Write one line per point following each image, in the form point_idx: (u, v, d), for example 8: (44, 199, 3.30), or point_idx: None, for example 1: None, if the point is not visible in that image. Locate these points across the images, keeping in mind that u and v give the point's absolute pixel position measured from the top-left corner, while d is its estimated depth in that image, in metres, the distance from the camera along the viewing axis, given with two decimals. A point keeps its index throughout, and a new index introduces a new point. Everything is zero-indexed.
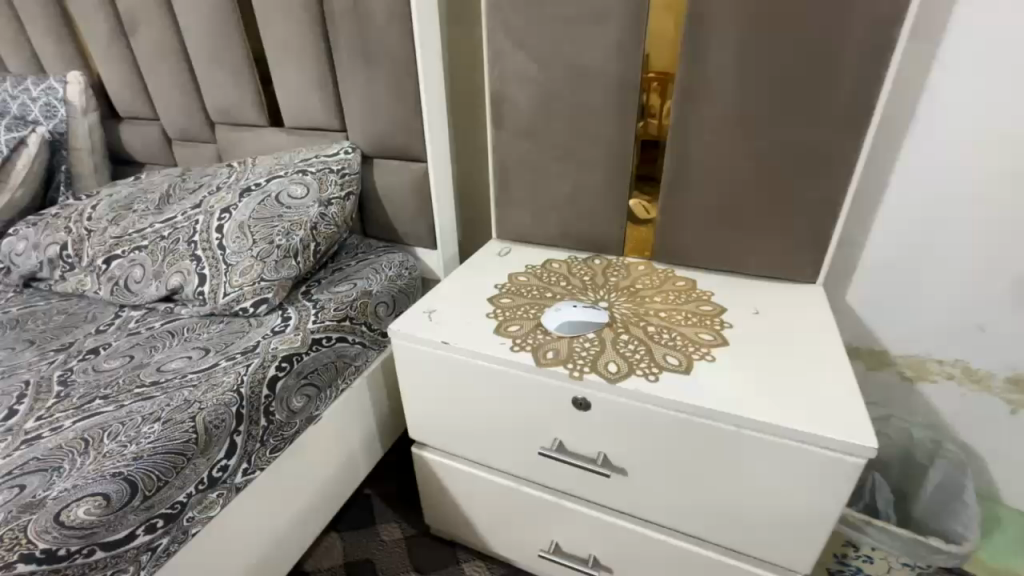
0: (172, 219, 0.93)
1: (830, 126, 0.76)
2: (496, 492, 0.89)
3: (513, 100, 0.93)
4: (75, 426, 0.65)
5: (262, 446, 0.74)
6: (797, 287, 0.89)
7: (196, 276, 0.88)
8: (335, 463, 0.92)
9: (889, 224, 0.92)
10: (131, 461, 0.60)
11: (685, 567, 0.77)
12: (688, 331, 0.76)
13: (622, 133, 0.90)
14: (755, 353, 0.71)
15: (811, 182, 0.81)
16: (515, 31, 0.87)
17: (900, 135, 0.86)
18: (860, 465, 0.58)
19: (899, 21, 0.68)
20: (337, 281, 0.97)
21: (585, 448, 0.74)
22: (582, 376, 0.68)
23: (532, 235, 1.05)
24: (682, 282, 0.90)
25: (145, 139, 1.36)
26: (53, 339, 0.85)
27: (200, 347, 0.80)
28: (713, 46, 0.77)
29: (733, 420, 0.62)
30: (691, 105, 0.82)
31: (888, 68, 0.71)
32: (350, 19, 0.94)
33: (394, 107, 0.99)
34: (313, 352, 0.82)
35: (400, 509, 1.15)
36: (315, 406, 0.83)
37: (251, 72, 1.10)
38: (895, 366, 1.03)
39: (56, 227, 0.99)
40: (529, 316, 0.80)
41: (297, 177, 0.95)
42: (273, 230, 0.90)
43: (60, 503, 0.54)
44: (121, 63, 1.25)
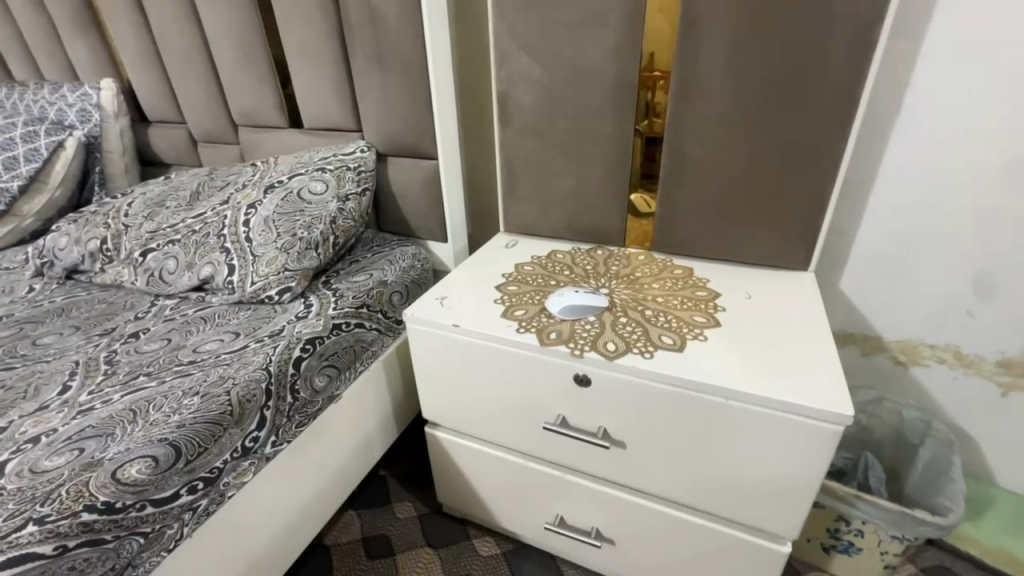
0: (203, 215, 1.00)
1: (817, 120, 0.81)
2: (504, 469, 0.95)
3: (518, 100, 0.99)
4: (123, 398, 0.72)
5: (289, 421, 0.81)
6: (789, 274, 0.93)
7: (226, 267, 0.95)
8: (354, 441, 0.98)
9: (879, 213, 0.96)
10: (175, 428, 0.66)
11: (681, 536, 0.82)
12: (683, 314, 0.81)
13: (621, 130, 0.95)
14: (745, 334, 0.76)
15: (800, 173, 0.85)
16: (520, 35, 0.93)
17: (887, 128, 0.90)
18: (839, 432, 0.62)
19: (880, 20, 0.73)
20: (354, 272, 1.04)
21: (586, 423, 0.80)
22: (582, 354, 0.74)
23: (538, 228, 1.11)
24: (679, 270, 0.95)
25: (172, 141, 1.44)
26: (97, 325, 0.93)
27: (231, 331, 0.87)
28: (706, 46, 0.82)
29: (722, 393, 0.67)
30: (685, 103, 0.87)
31: (872, 64, 0.76)
32: (365, 26, 1.00)
33: (406, 108, 1.05)
34: (333, 336, 0.89)
35: (414, 489, 1.22)
36: (335, 386, 0.89)
37: (272, 77, 1.18)
38: (889, 351, 1.07)
39: (95, 223, 1.06)
40: (534, 301, 0.86)
41: (317, 174, 1.02)
42: (296, 224, 0.96)
43: (115, 463, 0.60)
44: (151, 70, 1.33)
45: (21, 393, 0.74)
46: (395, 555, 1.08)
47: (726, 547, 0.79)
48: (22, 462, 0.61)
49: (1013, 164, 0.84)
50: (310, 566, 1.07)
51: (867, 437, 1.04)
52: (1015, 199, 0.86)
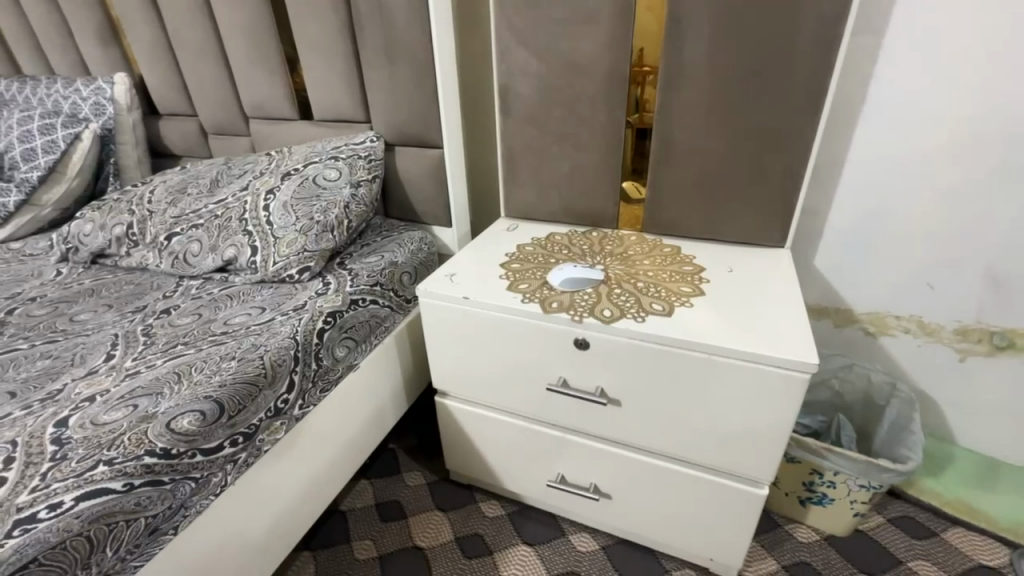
0: (224, 201, 1.07)
1: (790, 109, 0.90)
2: (509, 432, 1.03)
3: (519, 92, 1.07)
4: (166, 363, 0.79)
5: (314, 386, 0.88)
6: (768, 251, 1.03)
7: (249, 248, 1.02)
8: (369, 409, 1.06)
9: (848, 195, 1.06)
10: (218, 387, 0.73)
11: (671, 485, 0.91)
12: (672, 285, 0.90)
13: (613, 119, 1.03)
14: (727, 301, 0.85)
15: (776, 157, 0.94)
16: (520, 32, 1.01)
17: (854, 116, 0.99)
18: (807, 379, 0.71)
19: (843, 18, 0.82)
20: (366, 254, 1.11)
21: (585, 384, 0.88)
22: (582, 319, 0.82)
23: (537, 212, 1.19)
24: (668, 248, 1.04)
25: (183, 133, 1.49)
26: (128, 303, 0.99)
27: (257, 306, 0.94)
28: (689, 42, 0.90)
29: (705, 348, 0.75)
30: (672, 94, 0.96)
31: (837, 58, 0.85)
32: (375, 23, 1.07)
33: (413, 100, 1.12)
34: (351, 310, 0.96)
35: (422, 459, 1.30)
36: (353, 357, 0.97)
37: (284, 71, 1.24)
38: (859, 322, 1.17)
39: (120, 210, 1.12)
40: (536, 276, 0.94)
41: (331, 162, 1.09)
42: (313, 208, 1.03)
43: (169, 415, 0.68)
44: (164, 64, 1.39)
45: (69, 361, 0.81)
46: (407, 518, 1.16)
47: (711, 493, 0.88)
48: (83, 416, 0.68)
49: (964, 147, 0.94)
50: (327, 529, 1.15)
51: (839, 401, 1.14)
52: (966, 179, 0.96)
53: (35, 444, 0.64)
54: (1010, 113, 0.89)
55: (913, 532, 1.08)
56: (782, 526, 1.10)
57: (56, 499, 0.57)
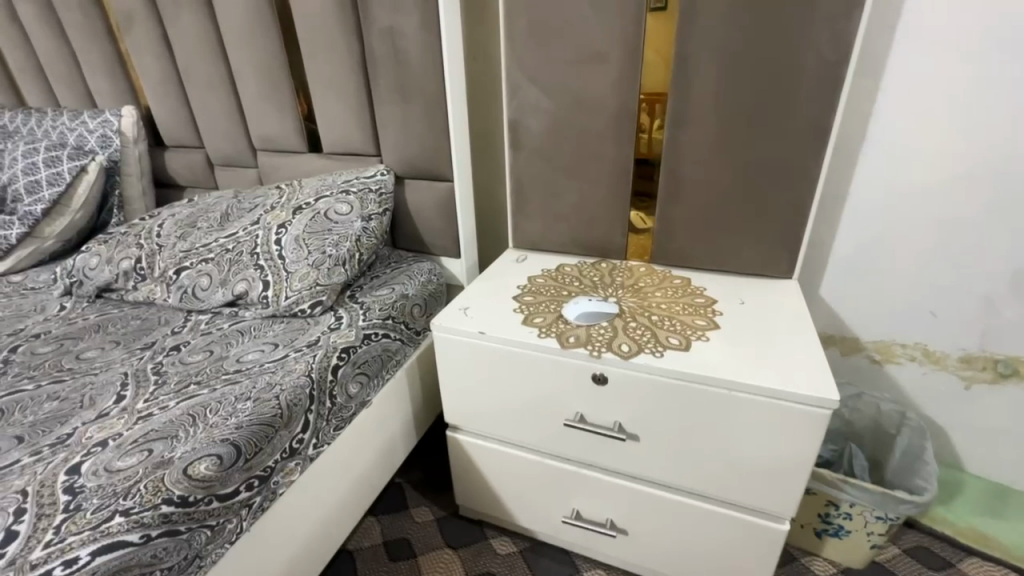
0: (235, 235, 1.07)
1: (795, 147, 0.93)
2: (523, 467, 1.02)
3: (529, 128, 1.09)
4: (179, 405, 0.77)
5: (328, 424, 0.87)
6: (776, 282, 1.04)
7: (260, 282, 1.01)
8: (380, 445, 1.04)
9: (851, 227, 1.08)
10: (234, 430, 0.72)
11: (691, 521, 0.90)
12: (686, 318, 0.91)
13: (622, 154, 1.05)
14: (742, 335, 0.86)
15: (782, 192, 0.97)
16: (531, 71, 1.04)
17: (854, 150, 1.02)
18: (828, 415, 0.72)
19: (845, 62, 0.85)
20: (377, 286, 1.11)
21: (603, 419, 0.88)
22: (600, 355, 0.82)
23: (545, 243, 1.20)
24: (678, 280, 1.05)
25: (189, 164, 1.50)
26: (135, 340, 0.97)
27: (270, 342, 0.93)
28: (695, 81, 0.93)
29: (725, 384, 0.76)
30: (679, 131, 0.98)
31: (840, 99, 0.88)
32: (388, 62, 1.09)
33: (424, 135, 1.14)
34: (364, 345, 0.96)
35: (430, 494, 1.27)
36: (366, 393, 0.96)
37: (295, 105, 1.26)
38: (865, 350, 1.18)
39: (127, 244, 1.12)
40: (551, 310, 0.95)
41: (342, 196, 1.10)
42: (325, 242, 1.04)
43: (185, 460, 0.66)
44: (173, 97, 1.40)
45: (78, 403, 0.79)
46: (417, 557, 1.13)
47: (730, 528, 0.88)
48: (96, 463, 0.66)
49: (960, 180, 0.97)
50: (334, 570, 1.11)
51: (850, 429, 1.14)
52: (965, 211, 0.99)
53: (46, 494, 0.62)
54: (1003, 151, 0.93)
55: (929, 563, 1.07)
56: (799, 559, 1.09)
57: (72, 555, 0.55)
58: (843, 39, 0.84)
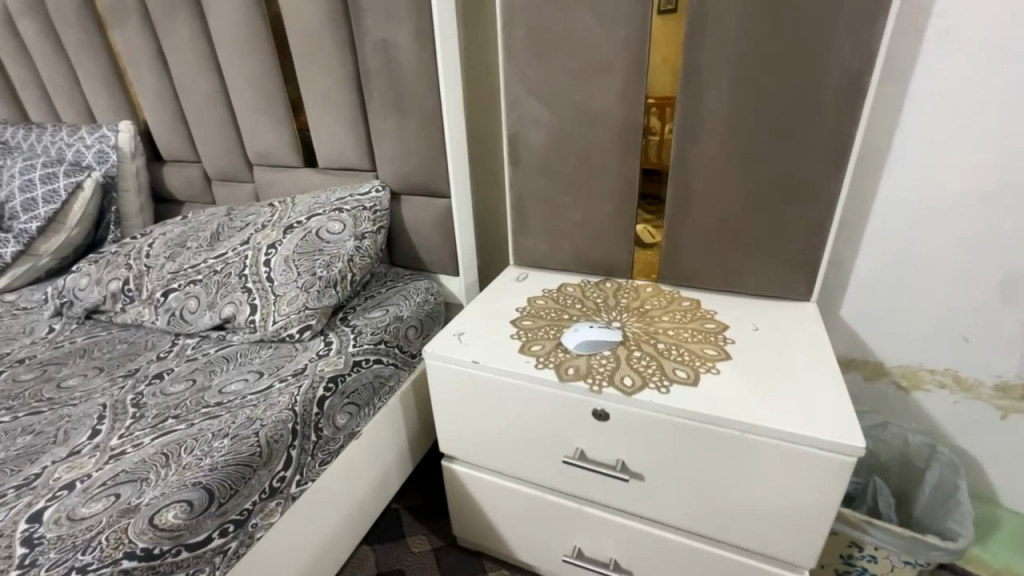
0: (224, 255, 1.03)
1: (813, 162, 0.86)
2: (521, 501, 0.96)
3: (529, 142, 1.04)
4: (154, 442, 0.73)
5: (313, 459, 0.83)
6: (793, 304, 0.97)
7: (248, 306, 0.97)
8: (372, 475, 0.99)
9: (874, 245, 1.01)
10: (208, 471, 0.68)
11: (699, 565, 0.84)
12: (694, 347, 0.84)
13: (626, 169, 0.99)
14: (756, 367, 0.79)
15: (798, 211, 0.90)
16: (530, 83, 0.98)
17: (877, 164, 0.95)
18: (851, 462, 0.65)
19: (868, 71, 0.79)
20: (370, 307, 1.07)
21: (605, 456, 0.82)
22: (600, 389, 0.76)
23: (548, 261, 1.14)
24: (687, 303, 0.99)
25: (187, 179, 1.47)
26: (119, 366, 0.94)
27: (254, 370, 0.89)
28: (706, 94, 0.87)
29: (736, 425, 0.69)
30: (688, 144, 0.92)
31: (863, 111, 0.81)
32: (382, 74, 1.05)
33: (420, 150, 1.09)
34: (354, 373, 0.91)
35: (427, 521, 1.22)
36: (356, 423, 0.91)
37: (290, 120, 1.22)
38: (891, 375, 1.10)
39: (117, 264, 1.09)
40: (550, 336, 0.89)
41: (335, 214, 1.05)
42: (316, 263, 1.00)
43: (152, 508, 0.62)
44: (170, 112, 1.38)
45: (51, 438, 0.76)
46: None
47: None
48: (59, 509, 0.62)
49: (996, 195, 0.90)
50: None
51: (874, 461, 1.06)
52: (999, 229, 0.91)
53: (3, 546, 0.58)
54: None
55: None
56: None
57: None
58: (866, 48, 0.77)
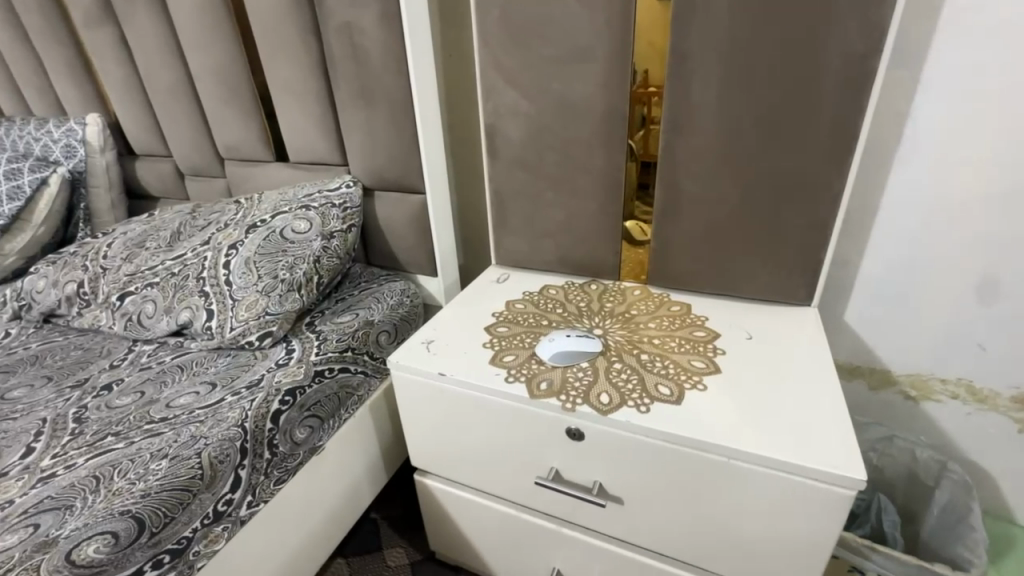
0: (183, 256, 0.97)
1: (814, 155, 0.78)
2: (497, 520, 0.90)
3: (506, 134, 0.96)
4: (87, 463, 0.68)
5: (267, 479, 0.77)
6: (791, 310, 0.90)
7: (205, 311, 0.91)
8: (340, 491, 0.93)
9: (882, 245, 0.93)
10: (138, 498, 0.62)
11: None
12: (681, 358, 0.77)
13: (611, 163, 0.92)
14: (749, 384, 0.71)
15: (798, 209, 0.82)
16: (506, 70, 0.91)
17: (888, 157, 0.86)
18: (851, 497, 0.58)
19: (876, 53, 0.70)
20: (339, 312, 1.00)
21: (581, 477, 0.75)
22: (574, 407, 0.70)
23: (530, 261, 1.07)
24: (676, 307, 0.91)
25: (159, 174, 1.41)
26: (69, 375, 0.89)
27: (207, 382, 0.83)
28: (696, 80, 0.79)
29: (723, 451, 0.62)
30: (677, 136, 0.84)
31: (870, 97, 0.73)
32: (349, 61, 0.98)
33: (391, 143, 1.02)
34: (315, 385, 0.85)
35: (405, 533, 1.16)
36: (318, 437, 0.85)
37: (257, 111, 1.15)
38: (899, 385, 1.02)
39: (73, 266, 1.03)
40: (525, 345, 0.82)
41: (301, 213, 0.99)
42: (278, 265, 0.93)
43: (71, 542, 0.57)
44: (137, 104, 1.31)
45: None
46: None
47: None
48: None
49: (1018, 192, 0.81)
50: None
51: (878, 477, 0.99)
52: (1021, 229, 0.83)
53: None
54: None
55: None
56: None
57: None
58: (874, 27, 0.68)
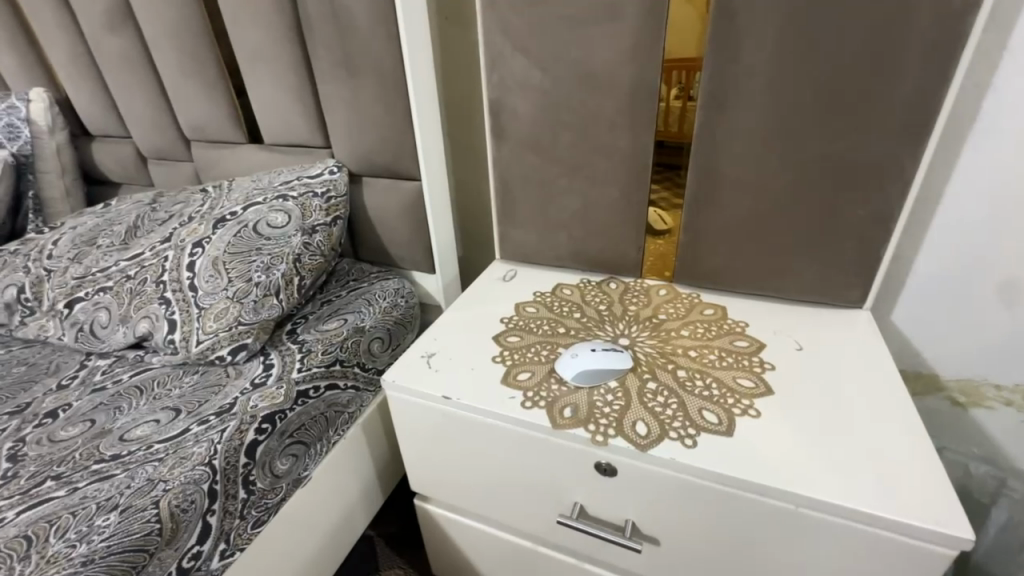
0: (139, 256, 0.84)
1: (883, 137, 0.66)
2: (510, 552, 0.80)
3: (515, 111, 0.83)
4: (18, 518, 0.56)
5: (243, 522, 0.65)
6: (840, 313, 0.79)
7: (165, 322, 0.78)
8: (333, 521, 0.83)
9: (945, 239, 0.80)
10: (79, 567, 0.51)
11: None
12: (724, 375, 0.66)
13: (637, 145, 0.79)
14: (810, 409, 0.61)
15: (858, 199, 0.70)
16: (515, 33, 0.77)
17: (962, 135, 0.73)
18: (950, 555, 0.49)
19: (974, 10, 0.57)
20: (325, 317, 0.88)
21: (611, 515, 0.65)
22: (606, 441, 0.59)
23: (539, 256, 0.95)
24: (710, 311, 0.80)
25: (119, 157, 1.26)
26: (8, 399, 0.76)
27: (169, 407, 0.71)
28: (748, 44, 0.66)
29: (790, 498, 0.52)
30: (719, 114, 0.71)
31: (960, 65, 0.60)
32: (328, 23, 0.83)
33: (381, 121, 0.88)
34: (298, 407, 0.73)
35: (407, 553, 1.07)
36: (303, 466, 0.74)
37: (224, 85, 1.00)
38: (947, 391, 0.90)
39: (14, 267, 0.89)
40: (542, 359, 0.71)
41: (277, 204, 0.85)
42: (251, 266, 0.80)
43: None
44: (88, 77, 1.15)
45: None
46: None
47: None
48: None
49: None
50: None
51: None
52: None
53: None
54: None
55: None
56: None
57: None
58: None
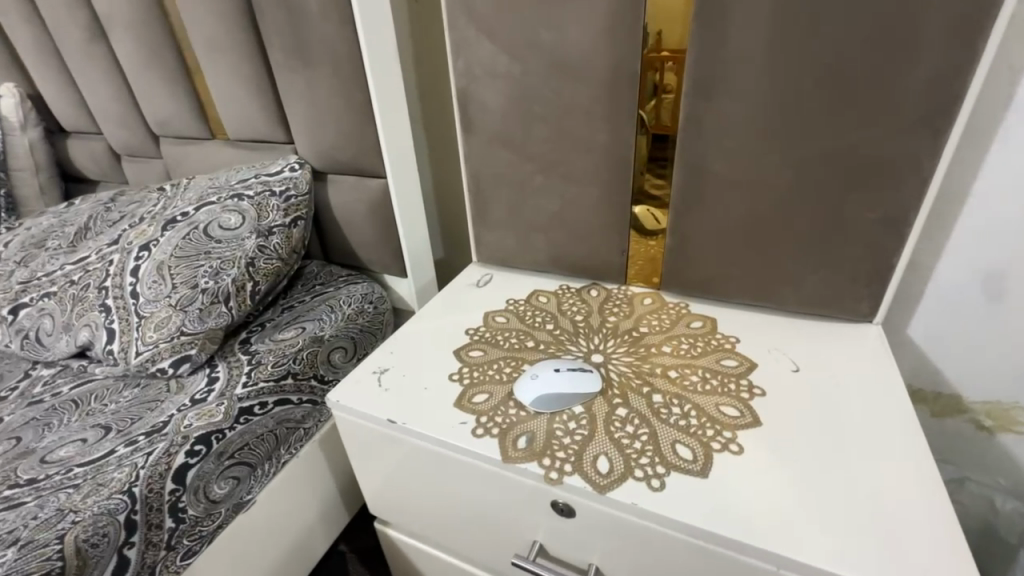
0: (84, 260, 0.79)
1: (899, 127, 0.56)
2: None
3: (484, 102, 0.75)
4: None
5: (171, 553, 0.60)
6: (846, 328, 0.70)
7: (105, 331, 0.74)
8: (288, 546, 0.77)
9: (970, 244, 0.70)
10: None
11: None
12: (705, 402, 0.58)
13: (618, 138, 0.70)
14: (804, 445, 0.53)
15: (870, 199, 0.61)
16: (478, 14, 0.69)
17: (993, 124, 0.63)
18: None
19: None
20: (283, 325, 0.82)
21: (574, 557, 0.57)
22: (561, 479, 0.51)
23: (517, 260, 0.88)
24: (699, 324, 0.72)
25: (93, 154, 1.22)
26: None
27: (100, 426, 0.66)
28: (738, 22, 0.57)
29: (771, 558, 0.45)
30: (707, 103, 0.63)
31: (992, 40, 0.50)
32: (280, 8, 0.76)
33: (341, 114, 0.82)
34: (241, 426, 0.67)
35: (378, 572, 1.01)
36: (246, 490, 0.68)
37: (184, 77, 0.95)
38: (970, 414, 0.80)
39: None
40: (503, 379, 0.64)
41: (230, 204, 0.79)
42: (197, 271, 0.74)
43: None
44: (56, 72, 1.11)
45: None
46: None
47: None
48: None
49: None
50: None
51: None
52: None
53: None
54: None
55: None
56: None
57: None
58: None
